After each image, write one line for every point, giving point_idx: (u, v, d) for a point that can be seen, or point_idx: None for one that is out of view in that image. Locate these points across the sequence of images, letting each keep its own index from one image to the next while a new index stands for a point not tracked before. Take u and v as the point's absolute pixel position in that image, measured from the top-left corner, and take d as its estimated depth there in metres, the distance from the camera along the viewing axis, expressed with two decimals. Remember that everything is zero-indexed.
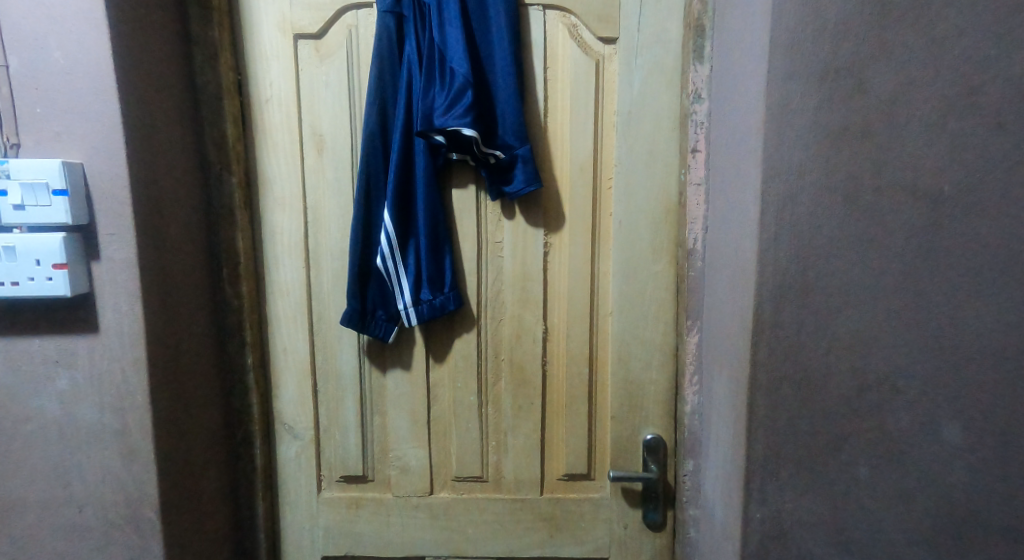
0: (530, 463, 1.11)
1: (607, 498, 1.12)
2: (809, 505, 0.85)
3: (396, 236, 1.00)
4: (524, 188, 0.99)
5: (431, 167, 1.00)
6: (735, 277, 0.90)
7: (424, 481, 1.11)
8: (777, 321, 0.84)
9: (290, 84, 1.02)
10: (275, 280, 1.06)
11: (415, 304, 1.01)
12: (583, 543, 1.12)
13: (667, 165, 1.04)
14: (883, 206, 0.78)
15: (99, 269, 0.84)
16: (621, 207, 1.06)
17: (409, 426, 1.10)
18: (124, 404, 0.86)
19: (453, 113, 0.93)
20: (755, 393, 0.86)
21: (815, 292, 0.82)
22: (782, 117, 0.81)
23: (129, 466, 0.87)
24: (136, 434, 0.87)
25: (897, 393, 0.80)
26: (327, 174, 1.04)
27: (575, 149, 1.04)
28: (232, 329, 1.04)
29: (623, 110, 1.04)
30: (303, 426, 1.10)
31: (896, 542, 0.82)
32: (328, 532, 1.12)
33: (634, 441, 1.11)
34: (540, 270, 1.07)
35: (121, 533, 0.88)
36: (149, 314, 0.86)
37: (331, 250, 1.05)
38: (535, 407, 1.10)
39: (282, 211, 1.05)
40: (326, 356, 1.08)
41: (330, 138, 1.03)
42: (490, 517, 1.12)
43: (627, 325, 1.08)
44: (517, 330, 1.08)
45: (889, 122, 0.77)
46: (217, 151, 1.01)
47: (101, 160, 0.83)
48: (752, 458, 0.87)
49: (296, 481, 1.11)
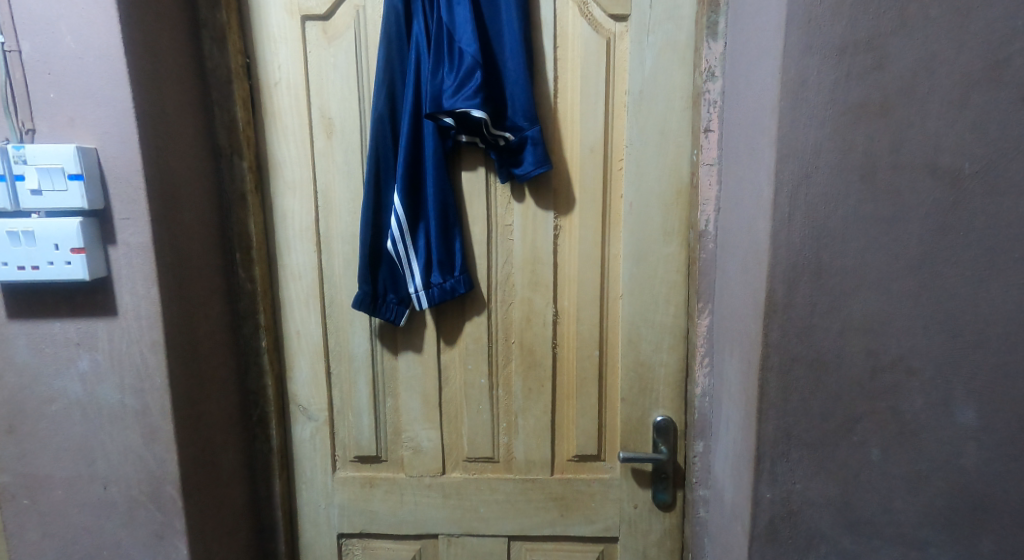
0: (540, 444, 1.12)
1: (617, 479, 1.13)
2: (820, 487, 0.85)
3: (406, 219, 1.00)
4: (534, 170, 0.99)
5: (440, 149, 0.99)
6: (747, 259, 0.88)
7: (436, 461, 1.12)
8: (789, 304, 0.82)
9: (298, 67, 1.02)
10: (288, 264, 1.07)
11: (426, 287, 1.02)
12: (593, 523, 1.13)
13: (679, 146, 1.03)
14: (900, 185, 0.77)
15: (116, 253, 0.85)
16: (632, 188, 1.04)
17: (422, 406, 1.11)
18: (144, 385, 0.88)
19: (462, 95, 0.92)
20: (766, 375, 0.84)
21: (829, 273, 0.80)
22: (797, 95, 0.78)
23: (150, 445, 0.89)
24: (156, 415, 0.88)
25: (912, 374, 0.80)
26: (337, 158, 1.04)
27: (586, 130, 1.03)
28: (246, 312, 1.05)
29: (634, 90, 1.02)
30: (317, 407, 1.11)
31: (906, 520, 0.83)
32: (343, 510, 1.14)
33: (644, 423, 1.11)
34: (551, 252, 1.06)
35: (145, 509, 0.90)
36: (165, 297, 0.87)
37: (342, 234, 1.06)
38: (546, 390, 1.10)
39: (293, 196, 1.05)
40: (339, 338, 1.09)
41: (340, 121, 1.03)
42: (502, 496, 1.13)
43: (637, 307, 1.08)
44: (527, 312, 1.08)
45: (910, 98, 0.76)
46: (228, 135, 1.00)
47: (114, 144, 0.83)
48: (762, 439, 0.85)
49: (312, 461, 1.13)
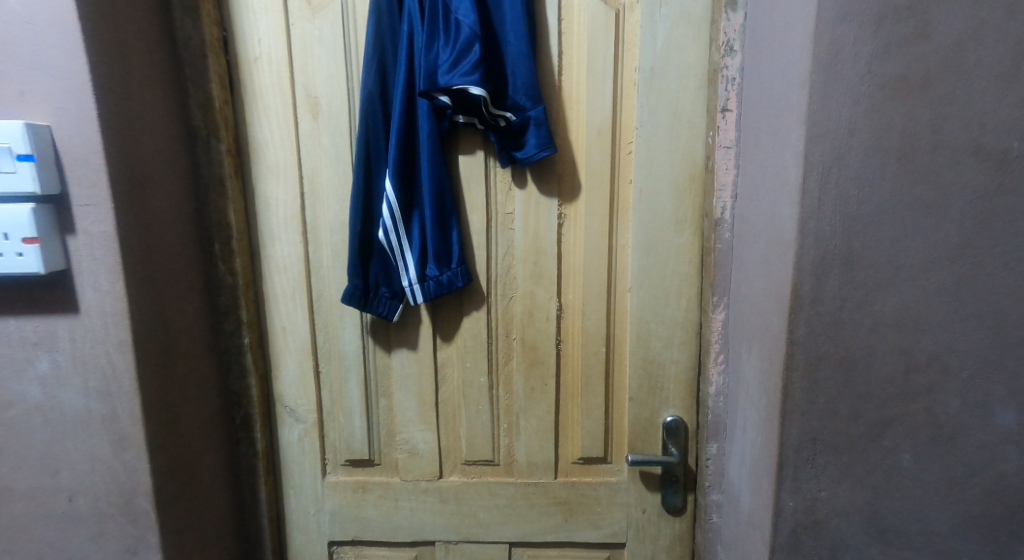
0: (543, 445, 1.05)
1: (624, 483, 1.06)
2: (846, 494, 0.79)
3: (399, 207, 0.92)
4: (537, 153, 0.91)
5: (435, 131, 0.91)
6: (769, 249, 0.81)
7: (433, 465, 1.06)
8: (817, 299, 0.75)
9: (280, 40, 0.94)
10: (272, 256, 0.99)
11: (422, 281, 0.94)
12: (599, 528, 1.07)
13: (693, 128, 0.95)
14: (940, 168, 0.71)
15: (76, 244, 0.78)
16: (642, 173, 0.97)
17: (417, 407, 1.04)
18: (111, 389, 0.80)
19: (459, 70, 0.84)
20: (790, 375, 0.77)
21: (861, 265, 0.74)
22: (830, 67, 0.70)
23: (119, 454, 0.82)
24: (125, 421, 0.81)
25: (948, 374, 0.74)
26: (324, 141, 0.96)
27: (592, 110, 0.95)
28: (226, 307, 0.98)
29: (645, 67, 0.94)
30: (305, 408, 1.04)
31: (938, 530, 0.78)
32: (335, 517, 1.07)
33: (654, 424, 1.05)
34: (554, 242, 0.99)
35: (116, 523, 0.83)
36: (133, 292, 0.80)
37: (330, 222, 0.98)
38: (549, 389, 1.03)
39: (277, 182, 0.97)
40: (328, 335, 1.02)
41: (326, 100, 0.95)
42: (503, 501, 1.07)
43: (646, 302, 1.01)
44: (530, 307, 1.01)
45: (953, 71, 0.69)
46: (203, 114, 0.92)
47: (70, 121, 0.75)
48: (785, 443, 0.79)
49: (300, 466, 1.06)
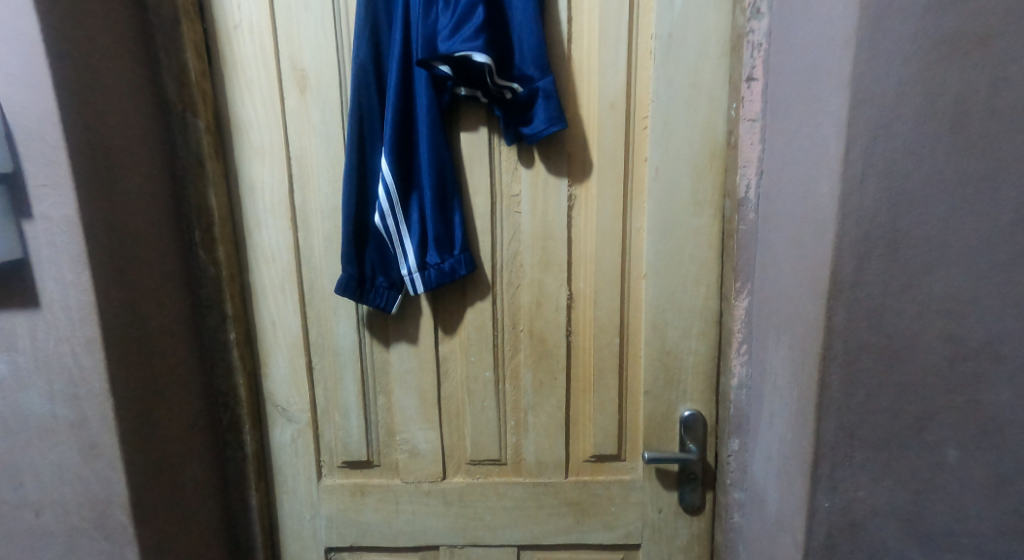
0: (553, 443, 0.99)
1: (639, 481, 1.00)
2: (886, 494, 0.72)
3: (396, 189, 0.85)
4: (546, 129, 0.83)
5: (435, 106, 0.84)
6: (802, 229, 0.74)
7: (436, 466, 0.99)
8: (857, 283, 0.68)
9: (263, 6, 0.85)
10: (259, 244, 0.92)
11: (422, 269, 0.87)
12: (612, 529, 1.01)
13: (714, 100, 0.88)
14: (997, 136, 0.64)
15: (33, 230, 0.70)
16: (658, 150, 0.90)
17: (418, 404, 0.97)
18: (79, 392, 0.73)
19: (460, 36, 0.77)
20: (827, 366, 0.71)
21: (908, 245, 0.67)
22: (877, 25, 0.64)
23: (91, 464, 0.74)
24: (95, 427, 0.74)
25: (999, 361, 0.67)
26: (313, 117, 0.88)
27: (605, 82, 0.88)
28: (209, 300, 0.90)
29: (662, 34, 0.87)
30: (298, 407, 0.97)
31: (986, 533, 0.70)
32: (332, 522, 1.00)
33: (670, 418, 0.98)
34: (564, 226, 0.92)
35: (89, 538, 0.76)
36: (101, 285, 0.73)
37: (322, 207, 0.90)
38: (559, 383, 0.97)
39: (262, 163, 0.89)
40: (321, 329, 0.95)
41: (314, 72, 0.87)
42: (510, 503, 1.00)
43: (663, 289, 0.94)
44: (538, 296, 0.94)
45: (1015, 27, 0.62)
46: (177, 87, 0.84)
47: (20, 90, 0.68)
48: (821, 439, 0.73)
49: (293, 469, 0.99)
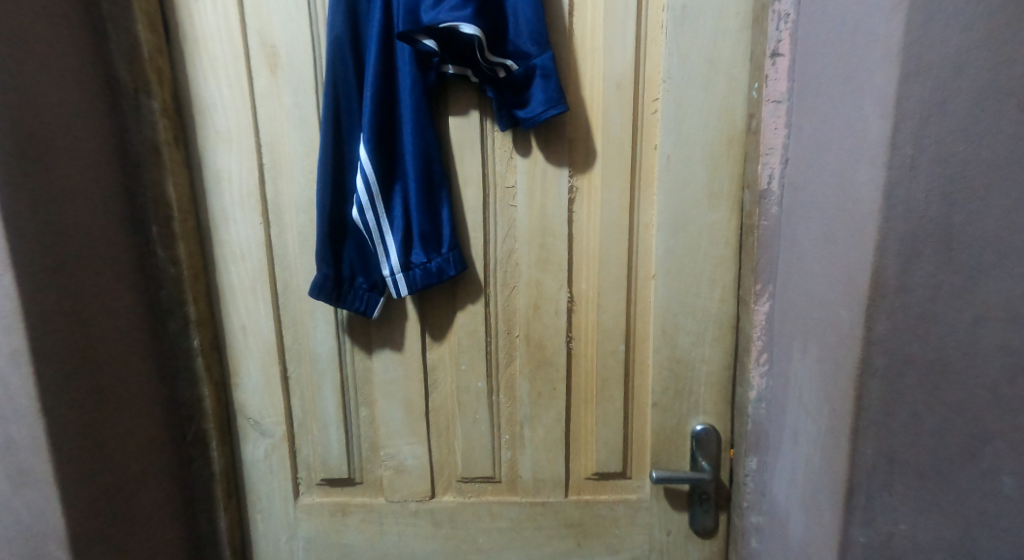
0: (552, 460, 0.90)
1: (646, 501, 0.91)
2: (932, 527, 0.63)
3: (376, 179, 0.76)
4: (544, 112, 0.74)
5: (420, 86, 0.75)
6: (835, 221, 0.65)
7: (424, 483, 0.91)
8: (903, 287, 0.59)
9: None
10: (226, 241, 0.83)
11: (406, 269, 0.78)
12: (616, 553, 0.92)
13: (733, 80, 0.79)
14: None
15: None
16: (670, 137, 0.81)
17: (404, 416, 0.88)
18: (8, 411, 0.66)
19: (446, 5, 0.69)
20: (867, 382, 0.62)
21: (963, 242, 0.58)
22: None
23: (22, 492, 0.68)
24: (25, 448, 0.67)
25: None
26: (285, 99, 0.79)
27: (611, 61, 0.79)
28: (170, 303, 0.82)
29: (675, 5, 0.78)
30: (272, 420, 0.88)
31: None
32: (310, 544, 0.92)
33: (681, 433, 0.89)
34: (564, 221, 0.83)
35: None
36: (30, 292, 0.66)
37: (296, 200, 0.81)
38: (559, 394, 0.88)
39: (228, 151, 0.81)
40: (297, 334, 0.86)
41: (286, 49, 0.78)
42: (505, 524, 0.91)
43: (674, 290, 0.85)
44: (535, 298, 0.85)
45: None
46: (129, 66, 0.76)
47: None
48: (856, 464, 0.64)
49: (267, 486, 0.90)
